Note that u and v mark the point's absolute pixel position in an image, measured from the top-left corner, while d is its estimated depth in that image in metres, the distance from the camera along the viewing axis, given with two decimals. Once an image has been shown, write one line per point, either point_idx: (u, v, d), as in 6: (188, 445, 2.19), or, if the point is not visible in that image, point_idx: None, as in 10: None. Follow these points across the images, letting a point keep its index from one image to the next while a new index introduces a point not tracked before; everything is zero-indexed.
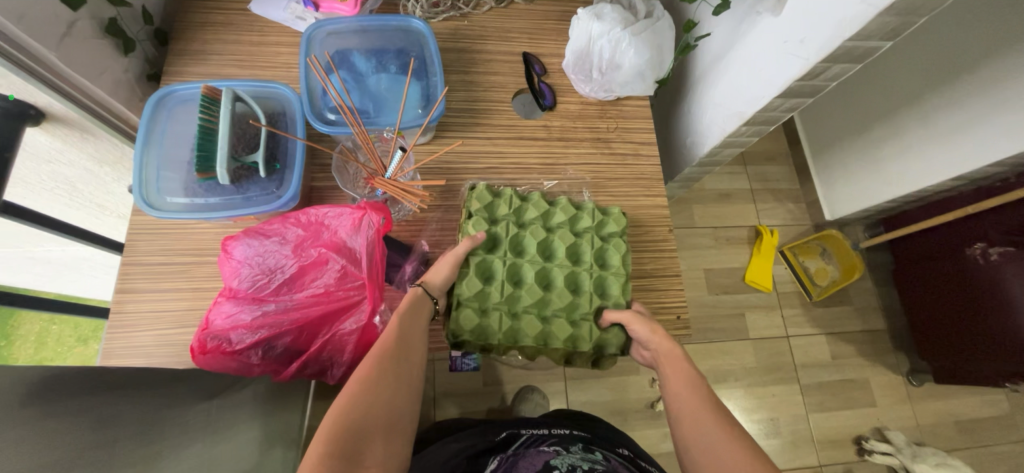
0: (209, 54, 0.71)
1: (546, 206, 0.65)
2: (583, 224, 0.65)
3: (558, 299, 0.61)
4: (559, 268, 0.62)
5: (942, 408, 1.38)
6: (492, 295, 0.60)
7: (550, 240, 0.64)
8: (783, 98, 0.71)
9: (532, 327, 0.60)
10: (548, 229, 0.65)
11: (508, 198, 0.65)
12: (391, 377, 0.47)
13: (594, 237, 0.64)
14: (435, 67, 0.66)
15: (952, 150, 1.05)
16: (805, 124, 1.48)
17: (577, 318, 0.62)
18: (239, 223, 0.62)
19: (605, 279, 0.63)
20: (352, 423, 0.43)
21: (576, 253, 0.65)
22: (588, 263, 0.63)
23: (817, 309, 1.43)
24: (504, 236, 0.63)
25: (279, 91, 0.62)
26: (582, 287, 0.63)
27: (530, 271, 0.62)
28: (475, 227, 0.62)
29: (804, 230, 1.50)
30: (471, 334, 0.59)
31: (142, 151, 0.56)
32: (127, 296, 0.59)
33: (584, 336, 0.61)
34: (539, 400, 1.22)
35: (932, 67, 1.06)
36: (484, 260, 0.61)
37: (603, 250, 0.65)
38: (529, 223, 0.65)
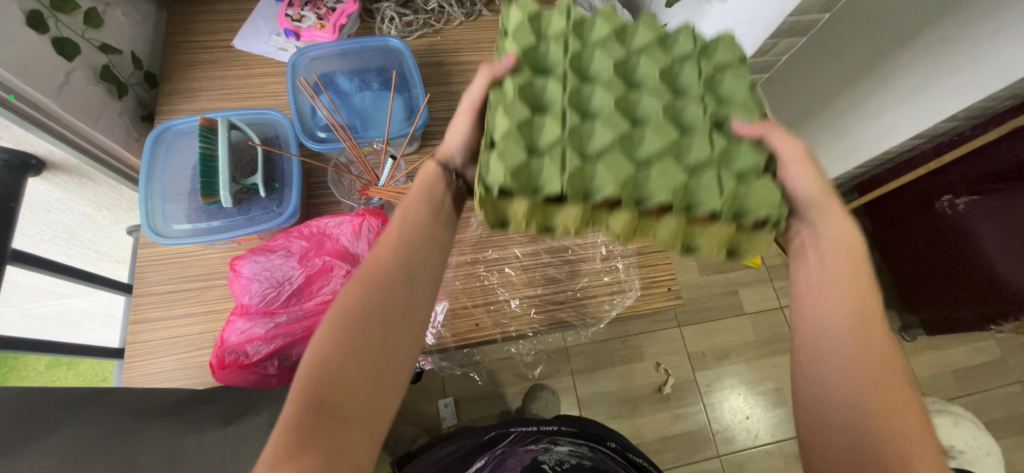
0: (199, 91, 0.75)
1: (621, 20, 0.43)
2: (679, 49, 0.43)
3: (658, 131, 0.38)
4: (652, 92, 0.40)
5: (936, 360, 1.43)
6: (547, 130, 0.38)
7: (633, 63, 0.42)
8: None
9: (618, 168, 0.36)
10: (627, 50, 0.43)
11: (565, 11, 0.43)
12: (382, 312, 0.40)
13: (702, 62, 0.42)
14: (415, 80, 0.70)
15: (912, 109, 1.11)
16: (771, 103, 1.55)
17: (692, 162, 0.38)
18: (243, 244, 0.65)
19: (727, 116, 0.40)
20: (335, 363, 0.37)
21: (673, 86, 0.42)
22: (698, 94, 0.41)
23: None
24: (559, 56, 0.42)
25: (270, 117, 0.65)
26: (695, 123, 0.40)
27: (604, 99, 0.40)
28: (517, 40, 0.42)
29: None
30: (514, 182, 0.36)
31: (146, 185, 0.59)
32: (141, 327, 0.61)
33: (707, 186, 0.37)
34: (549, 396, 1.24)
35: (871, 42, 1.13)
36: (530, 82, 0.40)
37: (717, 77, 0.42)
38: (598, 39, 0.43)
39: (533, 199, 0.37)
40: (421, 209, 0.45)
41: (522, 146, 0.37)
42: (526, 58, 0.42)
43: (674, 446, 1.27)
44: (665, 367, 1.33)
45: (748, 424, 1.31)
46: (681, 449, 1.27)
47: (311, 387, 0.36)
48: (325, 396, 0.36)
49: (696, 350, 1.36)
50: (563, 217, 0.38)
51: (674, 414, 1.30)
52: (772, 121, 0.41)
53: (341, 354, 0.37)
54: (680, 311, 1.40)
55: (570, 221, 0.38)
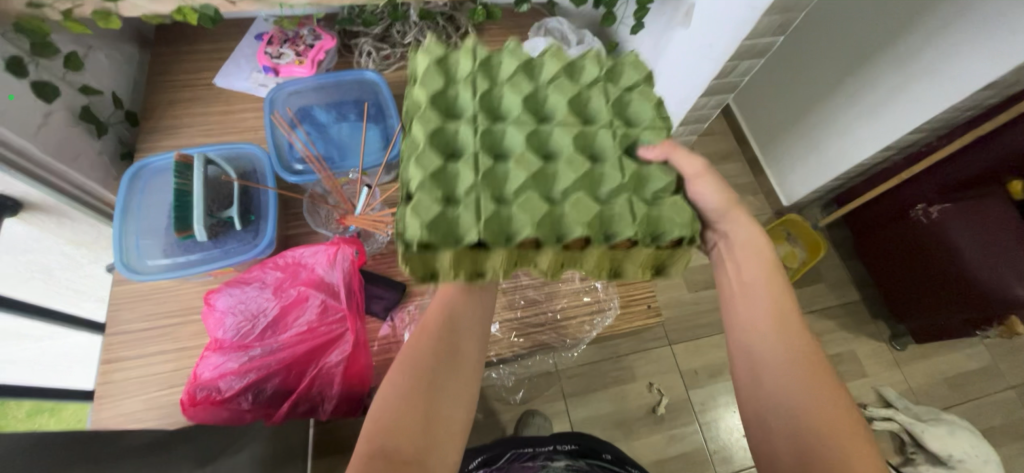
0: (180, 128, 0.76)
1: (527, 54, 0.45)
2: (587, 75, 0.45)
3: (570, 170, 0.40)
4: (563, 128, 0.42)
5: (929, 368, 1.43)
6: (461, 177, 0.40)
7: (543, 97, 0.44)
8: (707, 96, 0.81)
9: (535, 209, 0.39)
10: (536, 83, 0.45)
11: (472, 49, 0.45)
12: (434, 362, 0.46)
13: (609, 88, 0.45)
14: (391, 110, 0.72)
15: (880, 123, 1.16)
16: (747, 122, 1.59)
17: (606, 194, 0.41)
18: (220, 277, 0.65)
19: (637, 140, 0.43)
20: (395, 409, 0.43)
21: (584, 112, 0.44)
22: (605, 122, 0.43)
23: None
24: (467, 96, 0.43)
25: (247, 151, 0.66)
26: (604, 153, 0.42)
27: (515, 136, 0.42)
28: (425, 83, 0.42)
29: (767, 218, 1.59)
30: (433, 235, 0.37)
31: (121, 222, 0.59)
32: (114, 365, 0.60)
33: (621, 216, 0.39)
34: (542, 422, 1.20)
35: (843, 57, 1.20)
36: (440, 129, 0.41)
37: (625, 102, 0.45)
38: (507, 74, 0.44)
39: (461, 248, 0.38)
40: (459, 290, 0.51)
41: (436, 199, 0.38)
42: (435, 101, 0.43)
43: (671, 469, 1.25)
44: (658, 387, 1.32)
45: (746, 442, 1.29)
46: (680, 472, 1.24)
47: (377, 428, 0.42)
48: (389, 438, 0.41)
49: (689, 369, 1.35)
50: (491, 263, 0.40)
51: (670, 435, 1.28)
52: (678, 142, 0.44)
53: (402, 396, 0.44)
54: (671, 329, 1.40)
55: (500, 266, 0.40)
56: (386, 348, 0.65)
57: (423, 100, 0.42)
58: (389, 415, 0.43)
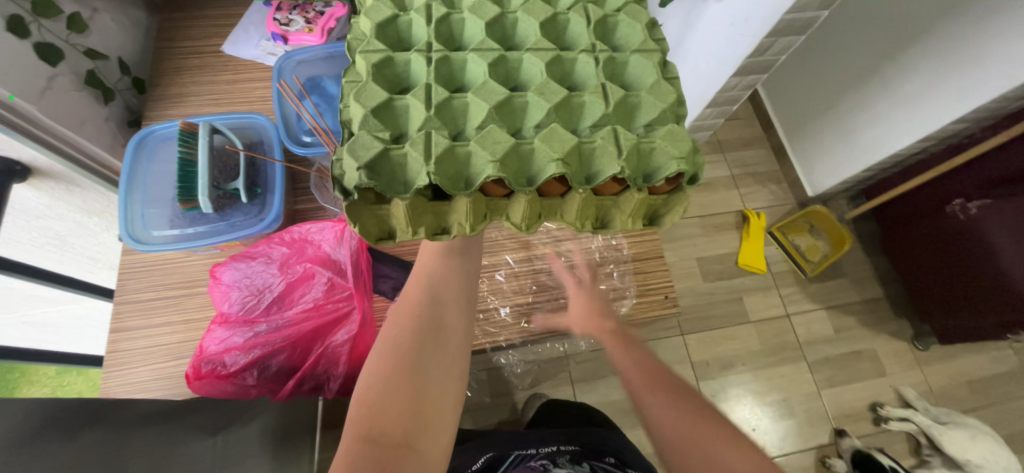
0: (188, 96, 0.74)
1: None
2: (564, 1, 0.45)
3: (535, 99, 0.39)
4: (530, 54, 0.41)
5: (952, 370, 1.38)
6: (413, 112, 0.38)
7: (510, 24, 0.43)
8: (739, 77, 0.76)
9: (496, 141, 0.37)
10: (503, 10, 0.44)
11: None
12: (416, 340, 0.45)
13: (590, 8, 0.44)
14: None
15: (920, 111, 1.09)
16: (775, 106, 1.54)
17: (580, 129, 0.39)
18: (226, 251, 0.63)
19: (616, 61, 0.42)
20: (380, 392, 0.41)
21: (562, 40, 0.44)
22: (587, 46, 0.42)
23: (813, 285, 1.44)
24: (422, 25, 0.42)
25: (254, 121, 0.64)
26: (585, 82, 0.41)
27: (478, 66, 0.41)
28: (371, 16, 0.42)
29: (790, 209, 1.53)
30: (373, 177, 0.35)
31: (126, 191, 0.58)
32: (120, 334, 0.59)
33: (603, 149, 0.37)
34: None
35: (880, 43, 1.13)
36: (390, 62, 0.40)
37: (609, 24, 0.44)
38: (469, 2, 0.44)
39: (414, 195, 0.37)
40: (441, 269, 0.50)
41: (381, 136, 0.36)
42: (383, 33, 0.42)
43: None
44: None
45: (755, 436, 1.27)
46: None
47: (363, 411, 0.40)
48: (377, 422, 0.39)
49: (700, 360, 1.32)
50: (456, 216, 0.39)
51: None
52: (673, 66, 0.42)
53: (389, 379, 0.42)
54: (684, 319, 1.37)
55: (463, 220, 0.39)
56: None
57: (370, 30, 0.41)
58: (374, 399, 0.41)
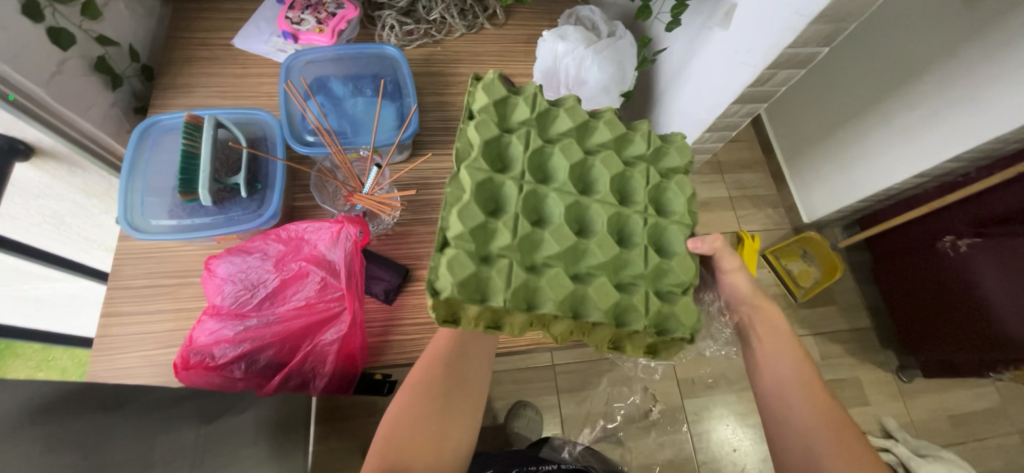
0: (194, 87, 0.75)
1: (584, 117, 0.47)
2: (634, 150, 0.48)
3: (599, 248, 0.42)
4: (601, 204, 0.44)
5: (935, 404, 1.43)
6: (499, 235, 0.40)
7: (589, 166, 0.46)
8: (739, 104, 0.76)
9: (560, 285, 0.40)
10: (585, 150, 0.46)
11: (530, 100, 0.46)
12: (439, 390, 0.50)
13: (652, 171, 0.46)
14: (409, 89, 0.70)
15: (918, 146, 1.11)
16: (777, 134, 1.61)
17: (624, 280, 0.43)
18: (223, 243, 0.64)
19: (661, 229, 0.45)
20: (404, 435, 0.47)
21: (623, 190, 0.46)
22: (641, 205, 0.45)
23: (803, 310, 1.52)
24: (518, 149, 0.44)
25: (259, 117, 0.64)
26: (632, 237, 0.44)
27: (558, 204, 0.43)
28: (480, 130, 0.43)
29: (784, 233, 1.61)
30: (459, 289, 0.38)
31: (127, 178, 0.58)
32: (114, 319, 0.60)
33: (635, 307, 0.42)
34: (532, 415, 1.22)
35: (883, 74, 1.15)
36: (490, 180, 0.42)
37: (662, 189, 0.47)
38: (560, 135, 0.46)
39: (485, 309, 0.40)
40: None
41: (472, 256, 0.39)
42: (487, 148, 0.43)
43: None
44: (652, 392, 1.31)
45: (736, 457, 1.28)
46: None
47: (386, 450, 0.46)
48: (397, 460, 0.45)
49: (686, 378, 1.34)
50: (511, 318, 0.41)
51: (661, 441, 1.27)
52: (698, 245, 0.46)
53: (411, 423, 0.48)
54: None
55: (517, 324, 0.41)
56: (385, 330, 0.64)
57: (477, 143, 0.43)
58: (399, 438, 0.47)
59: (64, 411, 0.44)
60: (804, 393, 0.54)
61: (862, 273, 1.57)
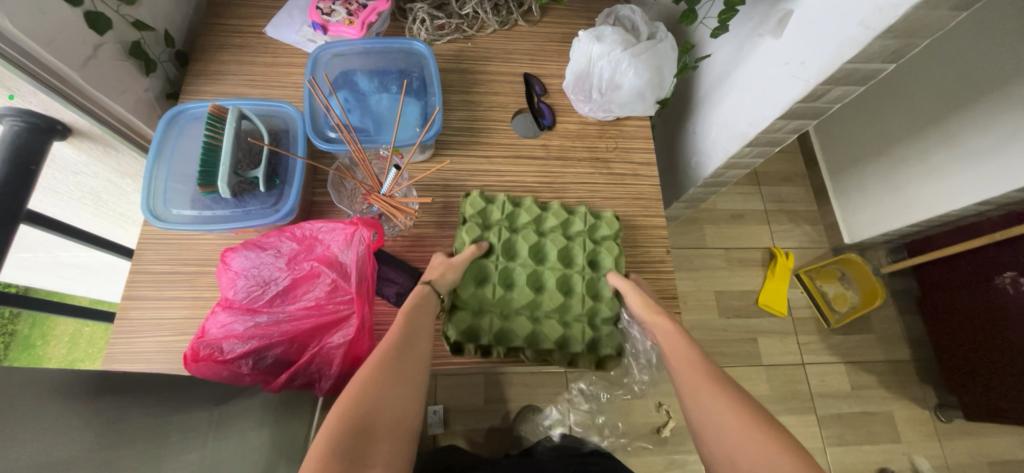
0: (225, 75, 0.75)
1: (538, 211, 0.67)
2: (574, 228, 0.67)
3: (550, 300, 0.63)
4: (551, 270, 0.64)
5: (975, 448, 1.34)
6: (484, 298, 0.62)
7: (542, 244, 0.66)
8: (785, 120, 0.70)
9: (524, 327, 0.62)
10: (540, 234, 0.67)
11: (501, 204, 0.67)
12: (390, 365, 0.45)
13: (587, 242, 0.66)
14: (434, 88, 0.68)
15: (983, 171, 1.05)
16: (822, 147, 1.54)
17: (569, 320, 0.63)
18: (241, 235, 0.64)
19: (596, 282, 0.65)
20: (361, 408, 0.40)
21: (567, 257, 0.66)
22: (580, 267, 0.65)
23: (836, 336, 1.44)
24: (495, 241, 0.65)
25: (283, 110, 0.64)
26: (574, 289, 0.65)
27: (522, 273, 0.64)
28: (468, 232, 0.64)
29: (822, 253, 1.53)
30: (463, 335, 0.61)
31: (151, 165, 0.59)
32: (132, 304, 0.61)
33: (576, 336, 0.62)
34: (540, 419, 1.20)
35: (953, 91, 1.09)
36: (476, 264, 0.63)
37: (596, 253, 0.66)
38: (522, 226, 0.66)
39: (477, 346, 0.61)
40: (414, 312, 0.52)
41: (467, 314, 0.61)
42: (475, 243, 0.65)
43: None
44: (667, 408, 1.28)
45: None
46: None
47: (340, 426, 0.39)
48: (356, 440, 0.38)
49: None
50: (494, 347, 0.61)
51: (669, 459, 1.24)
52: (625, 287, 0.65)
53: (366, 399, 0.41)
54: None
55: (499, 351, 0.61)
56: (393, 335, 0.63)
57: (468, 240, 0.64)
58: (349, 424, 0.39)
59: (88, 390, 0.45)
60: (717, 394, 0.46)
61: (904, 301, 1.47)
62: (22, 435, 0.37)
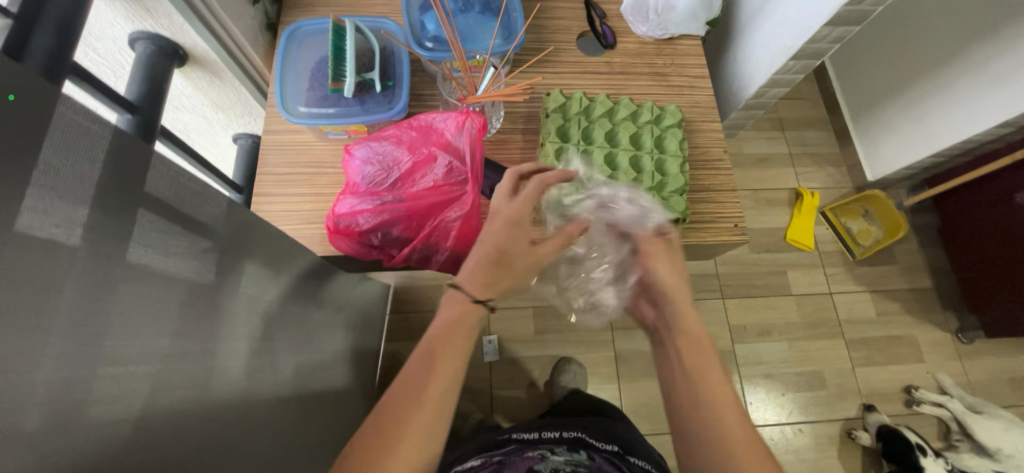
0: (316, 7, 0.83)
1: (611, 104, 0.74)
2: (643, 118, 0.74)
3: (624, 175, 0.70)
4: (624, 151, 0.71)
5: (994, 366, 1.43)
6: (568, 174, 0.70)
7: (615, 132, 0.73)
8: (830, 27, 0.77)
9: None
10: (613, 123, 0.74)
11: (579, 100, 0.75)
12: (422, 361, 0.48)
13: (653, 128, 0.73)
14: (516, 5, 0.75)
15: (1009, 91, 1.11)
16: (845, 90, 1.59)
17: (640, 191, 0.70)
18: (351, 138, 0.73)
19: (663, 161, 0.72)
20: (393, 408, 0.45)
21: (637, 142, 0.73)
22: (649, 149, 0.72)
23: (860, 267, 1.52)
24: (575, 129, 0.72)
25: (386, 26, 0.73)
26: (644, 167, 0.71)
27: (599, 154, 0.71)
28: (553, 122, 0.72)
29: (846, 192, 1.60)
30: None
31: (281, 73, 0.68)
32: (262, 199, 0.70)
33: None
34: (576, 369, 1.29)
35: (972, 18, 1.16)
36: (560, 148, 0.71)
37: (662, 138, 0.73)
38: (597, 117, 0.73)
39: None
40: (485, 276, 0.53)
41: None
42: (558, 131, 0.72)
43: None
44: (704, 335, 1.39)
45: (781, 401, 1.36)
46: None
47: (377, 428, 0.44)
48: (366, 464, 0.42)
49: (737, 322, 1.42)
50: None
51: None
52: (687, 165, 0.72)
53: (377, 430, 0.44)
54: (726, 283, 1.46)
55: None
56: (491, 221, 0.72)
57: (552, 129, 0.72)
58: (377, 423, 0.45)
59: (186, 234, 0.43)
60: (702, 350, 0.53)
61: (926, 234, 1.54)
62: (124, 302, 0.35)
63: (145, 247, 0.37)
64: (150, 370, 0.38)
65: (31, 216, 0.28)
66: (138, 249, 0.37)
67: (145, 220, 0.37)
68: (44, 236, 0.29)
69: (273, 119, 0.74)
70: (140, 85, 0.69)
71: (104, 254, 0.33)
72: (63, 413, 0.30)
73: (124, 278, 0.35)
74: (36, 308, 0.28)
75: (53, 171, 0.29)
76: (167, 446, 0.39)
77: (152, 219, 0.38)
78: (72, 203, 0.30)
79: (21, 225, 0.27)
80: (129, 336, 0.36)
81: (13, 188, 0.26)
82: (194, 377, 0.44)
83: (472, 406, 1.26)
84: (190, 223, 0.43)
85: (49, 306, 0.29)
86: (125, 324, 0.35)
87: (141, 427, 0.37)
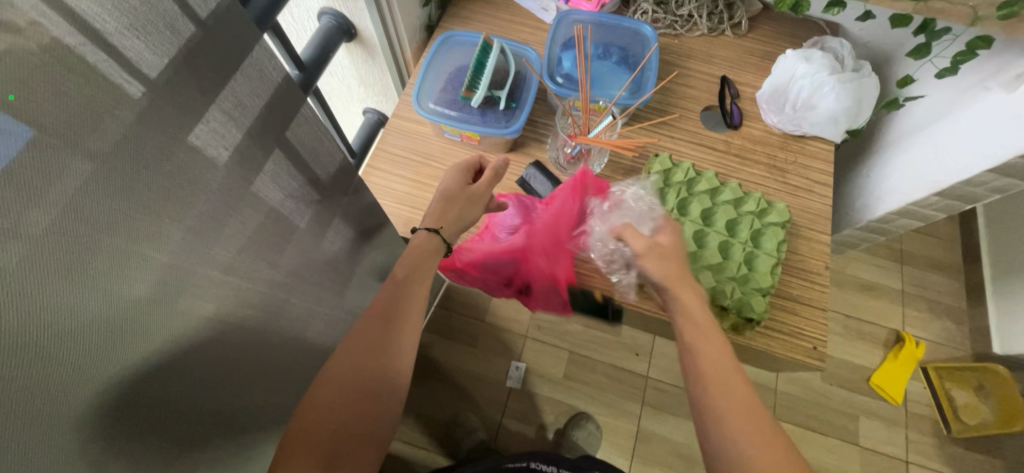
0: (473, 21, 0.91)
1: (716, 184, 0.73)
2: (746, 207, 0.72)
3: (709, 256, 0.67)
4: (716, 233, 0.69)
5: None
6: None
7: (713, 212, 0.71)
8: (993, 174, 0.69)
9: None
10: (712, 203, 0.72)
11: (685, 171, 0.74)
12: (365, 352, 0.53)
13: (754, 220, 0.70)
14: (652, 64, 0.77)
15: None
16: (992, 245, 1.39)
17: (722, 278, 0.67)
18: (462, 142, 0.78)
19: (755, 255, 0.68)
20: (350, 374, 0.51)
21: (732, 229, 0.71)
22: (743, 239, 0.69)
23: (953, 446, 1.29)
24: (673, 196, 0.72)
25: (525, 53, 0.79)
26: (732, 255, 0.68)
27: (689, 228, 0.69)
28: (653, 183, 0.72)
29: (960, 355, 1.38)
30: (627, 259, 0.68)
31: (425, 70, 0.76)
32: (371, 171, 0.78)
33: (725, 292, 0.66)
34: (592, 429, 1.24)
35: None
36: None
37: (760, 233, 0.70)
38: (697, 192, 0.72)
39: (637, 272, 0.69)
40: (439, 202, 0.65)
41: None
42: (654, 193, 0.72)
43: None
44: None
45: None
46: None
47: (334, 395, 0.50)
48: (334, 433, 0.49)
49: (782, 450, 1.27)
50: None
51: None
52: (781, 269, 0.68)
53: (332, 378, 0.51)
54: (783, 403, 1.32)
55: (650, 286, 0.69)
56: None
57: (649, 190, 0.72)
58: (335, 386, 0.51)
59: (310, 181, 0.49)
60: (746, 401, 0.48)
61: None
62: (238, 230, 0.40)
63: (272, 189, 0.42)
64: (238, 288, 0.42)
65: (199, 134, 0.32)
66: (266, 190, 0.42)
67: (281, 166, 0.43)
68: (201, 152, 0.33)
69: (404, 106, 0.82)
70: (314, 49, 0.80)
71: (233, 189, 0.37)
72: (169, 300, 0.34)
73: (245, 210, 0.40)
74: (177, 211, 0.33)
75: (229, 101, 0.34)
76: (209, 367, 0.41)
77: (288, 167, 0.44)
78: (234, 132, 0.36)
79: (178, 144, 0.31)
80: (234, 255, 0.40)
81: (192, 105, 0.31)
82: (259, 308, 0.47)
83: (480, 423, 1.26)
84: (320, 178, 0.50)
85: (184, 210, 0.33)
86: (233, 247, 0.40)
87: (214, 334, 0.41)
